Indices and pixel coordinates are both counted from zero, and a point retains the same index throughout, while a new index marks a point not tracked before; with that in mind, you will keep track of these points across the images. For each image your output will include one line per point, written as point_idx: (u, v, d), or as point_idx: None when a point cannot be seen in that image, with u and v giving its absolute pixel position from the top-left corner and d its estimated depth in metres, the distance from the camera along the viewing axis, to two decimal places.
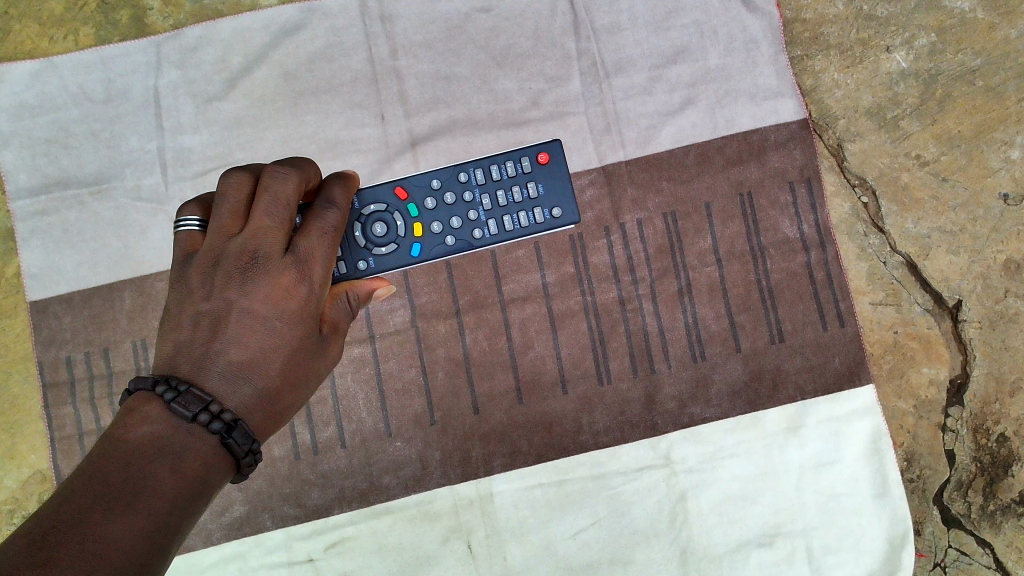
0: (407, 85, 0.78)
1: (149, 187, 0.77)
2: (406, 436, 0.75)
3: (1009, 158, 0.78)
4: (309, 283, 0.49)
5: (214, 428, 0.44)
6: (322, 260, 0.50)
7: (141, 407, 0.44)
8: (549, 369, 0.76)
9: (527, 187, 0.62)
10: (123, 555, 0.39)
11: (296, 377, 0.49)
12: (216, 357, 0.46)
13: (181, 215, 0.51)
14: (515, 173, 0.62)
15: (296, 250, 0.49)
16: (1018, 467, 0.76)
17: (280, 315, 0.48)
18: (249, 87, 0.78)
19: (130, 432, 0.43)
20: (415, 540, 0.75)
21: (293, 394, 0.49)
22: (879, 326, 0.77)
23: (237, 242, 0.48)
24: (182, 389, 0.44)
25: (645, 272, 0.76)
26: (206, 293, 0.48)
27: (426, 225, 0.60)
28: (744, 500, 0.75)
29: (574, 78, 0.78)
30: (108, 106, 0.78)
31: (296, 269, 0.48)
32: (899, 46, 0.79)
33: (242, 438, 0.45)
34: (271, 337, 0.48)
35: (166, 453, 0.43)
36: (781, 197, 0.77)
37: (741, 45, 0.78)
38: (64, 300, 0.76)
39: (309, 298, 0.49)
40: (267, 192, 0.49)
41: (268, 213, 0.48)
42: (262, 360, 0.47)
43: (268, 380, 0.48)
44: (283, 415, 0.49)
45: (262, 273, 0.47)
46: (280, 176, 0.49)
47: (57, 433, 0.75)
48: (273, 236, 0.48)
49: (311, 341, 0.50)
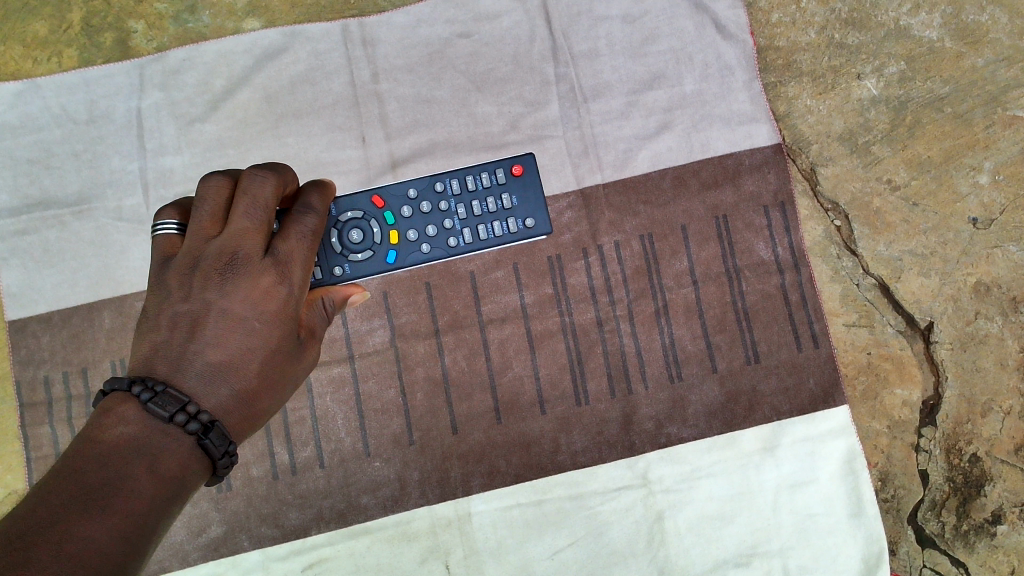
0: (388, 108, 0.79)
1: (130, 208, 0.77)
2: (384, 456, 0.75)
3: (978, 183, 0.80)
4: (288, 285, 0.49)
5: (191, 429, 0.45)
6: (301, 264, 0.50)
7: (118, 407, 0.45)
8: (527, 389, 0.76)
9: (501, 199, 0.63)
10: (100, 555, 0.40)
11: (273, 380, 0.50)
12: (192, 358, 0.47)
13: (160, 219, 0.52)
14: (489, 184, 0.63)
15: (275, 253, 0.49)
16: (990, 486, 0.77)
17: (259, 316, 0.49)
18: (231, 109, 0.79)
19: (106, 431, 0.44)
20: (393, 560, 0.75)
21: (269, 396, 0.50)
22: (853, 347, 0.79)
23: (216, 244, 0.48)
24: (159, 389, 0.45)
25: (622, 293, 0.77)
26: (185, 294, 0.48)
27: (402, 234, 0.61)
28: (722, 520, 0.76)
29: (553, 102, 0.80)
30: (90, 126, 0.78)
31: (275, 272, 0.49)
32: (869, 73, 0.81)
33: (218, 439, 0.46)
34: (250, 338, 0.48)
35: (143, 453, 0.44)
36: (755, 220, 0.78)
37: (716, 71, 0.80)
38: (43, 319, 0.76)
39: (288, 301, 0.49)
40: (246, 195, 0.49)
41: (248, 215, 0.48)
42: (239, 361, 0.48)
43: (244, 382, 0.48)
44: (260, 417, 0.50)
45: (241, 275, 0.48)
46: (258, 179, 0.49)
47: (33, 452, 0.75)
48: (253, 239, 0.49)
49: (290, 344, 0.50)
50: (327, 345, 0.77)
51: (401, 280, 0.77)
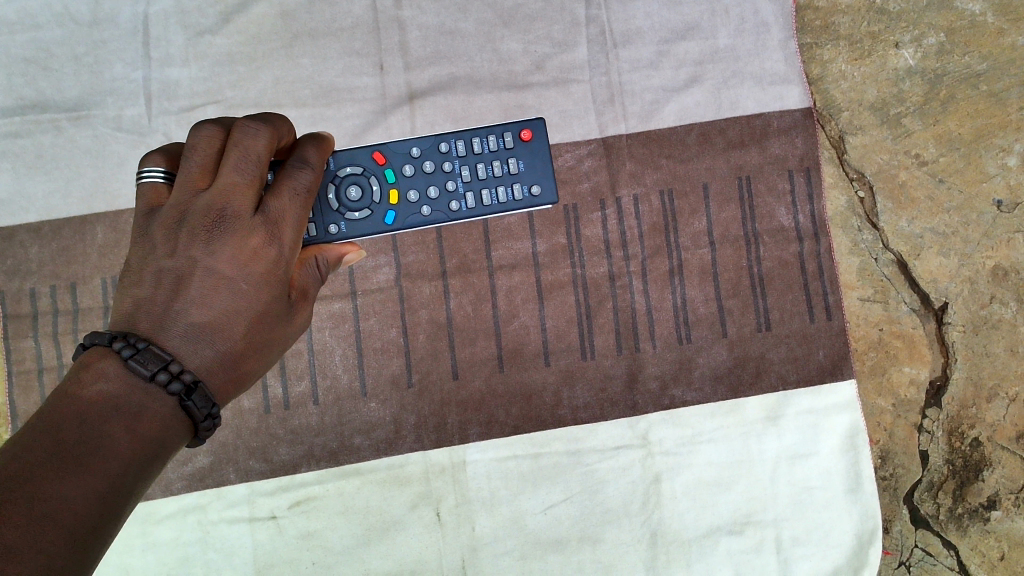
0: (409, 36, 0.76)
1: (131, 118, 0.74)
2: (381, 398, 0.73)
3: (1006, 165, 0.78)
4: (278, 245, 0.45)
5: (172, 389, 0.40)
6: (293, 222, 0.46)
7: (97, 363, 0.40)
8: (533, 340, 0.74)
9: (508, 163, 0.59)
10: (75, 516, 0.36)
11: (260, 342, 0.46)
12: (176, 316, 0.43)
13: (145, 165, 0.47)
14: (496, 147, 0.59)
15: (265, 210, 0.45)
16: (988, 471, 0.77)
17: (247, 277, 0.44)
18: (245, 23, 0.75)
19: (84, 388, 0.40)
20: (382, 503, 0.73)
21: (255, 360, 0.46)
22: (866, 322, 0.77)
23: (204, 198, 0.44)
24: (141, 346, 0.41)
25: (638, 249, 0.75)
26: (170, 250, 0.44)
27: (402, 194, 0.57)
28: (718, 486, 0.74)
29: (581, 45, 0.77)
30: (93, 29, 0.74)
31: (265, 231, 0.45)
32: (907, 43, 0.79)
33: (201, 401, 0.41)
34: (236, 299, 0.44)
35: (122, 412, 0.39)
36: (779, 184, 0.76)
37: (751, 27, 0.77)
38: (32, 229, 0.73)
39: (277, 261, 0.46)
40: (237, 147, 0.45)
41: (239, 169, 0.44)
42: (225, 323, 0.44)
43: (230, 343, 0.44)
44: (244, 380, 0.46)
45: (229, 232, 0.44)
46: (252, 131, 0.45)
47: (15, 367, 0.72)
48: (243, 194, 0.44)
49: (279, 306, 0.46)
50: (329, 279, 0.74)
51: None
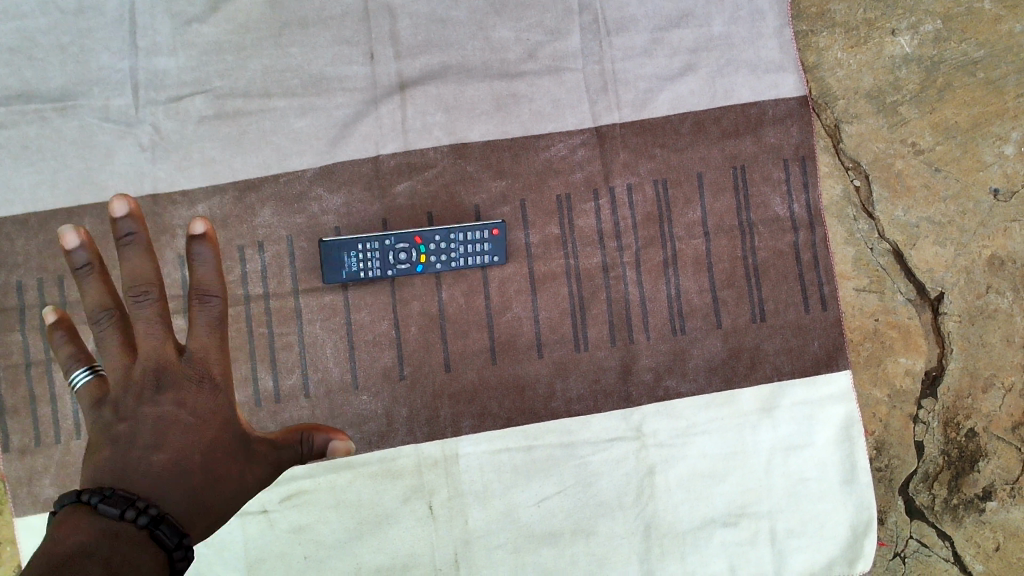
0: (400, 24, 0.75)
1: (118, 108, 0.73)
2: (373, 390, 0.73)
3: (1003, 153, 0.77)
4: (212, 382, 0.50)
5: (140, 523, 0.42)
6: (216, 352, 0.51)
7: (66, 527, 0.42)
8: (526, 331, 0.74)
9: (479, 243, 0.71)
10: None
11: (219, 476, 0.48)
12: (134, 463, 0.46)
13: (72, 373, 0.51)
14: (471, 238, 0.70)
15: (190, 356, 0.50)
16: (984, 462, 0.76)
17: (193, 414, 0.49)
18: (232, 11, 0.74)
19: (59, 545, 0.41)
20: (374, 496, 0.72)
21: (219, 490, 0.48)
22: (861, 312, 0.77)
23: (137, 366, 0.49)
24: (108, 494, 0.43)
25: (631, 239, 0.74)
26: (117, 417, 0.48)
27: (431, 255, 0.70)
28: (713, 478, 0.74)
29: (574, 33, 0.76)
30: (78, 18, 0.73)
31: (195, 373, 0.50)
32: (904, 30, 0.78)
33: (170, 531, 0.43)
34: (187, 435, 0.48)
35: (97, 557, 0.40)
36: (774, 173, 0.75)
37: (746, 14, 0.76)
38: (18, 221, 0.72)
39: (217, 403, 0.50)
40: (131, 275, 0.49)
41: (148, 325, 0.49)
42: (181, 450, 0.47)
43: (187, 460, 0.47)
44: (215, 517, 0.48)
45: (168, 383, 0.49)
46: (132, 257, 0.49)
47: (2, 361, 0.71)
48: (164, 347, 0.49)
49: (231, 442, 0.50)
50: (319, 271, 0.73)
51: (404, 209, 0.73)
